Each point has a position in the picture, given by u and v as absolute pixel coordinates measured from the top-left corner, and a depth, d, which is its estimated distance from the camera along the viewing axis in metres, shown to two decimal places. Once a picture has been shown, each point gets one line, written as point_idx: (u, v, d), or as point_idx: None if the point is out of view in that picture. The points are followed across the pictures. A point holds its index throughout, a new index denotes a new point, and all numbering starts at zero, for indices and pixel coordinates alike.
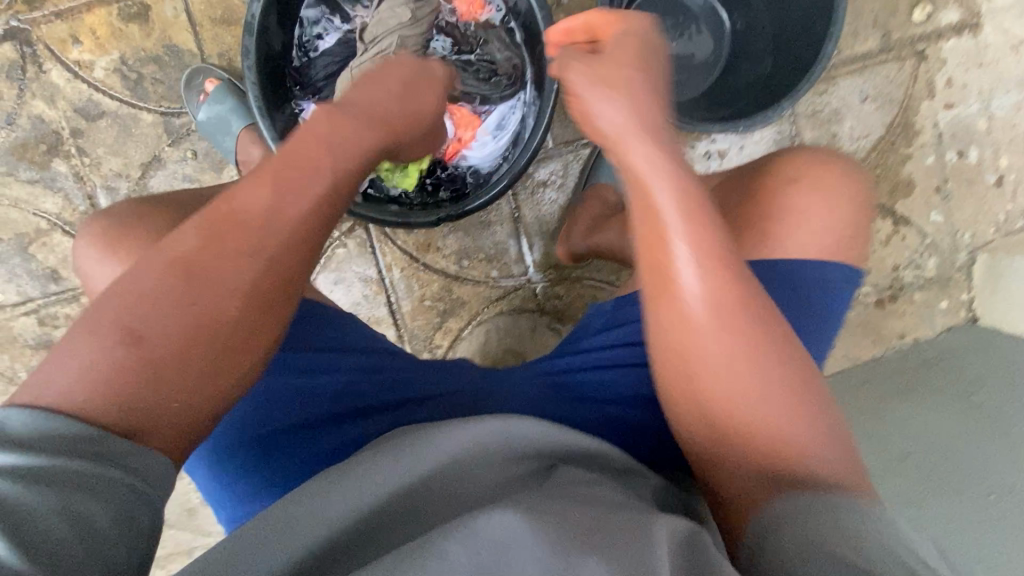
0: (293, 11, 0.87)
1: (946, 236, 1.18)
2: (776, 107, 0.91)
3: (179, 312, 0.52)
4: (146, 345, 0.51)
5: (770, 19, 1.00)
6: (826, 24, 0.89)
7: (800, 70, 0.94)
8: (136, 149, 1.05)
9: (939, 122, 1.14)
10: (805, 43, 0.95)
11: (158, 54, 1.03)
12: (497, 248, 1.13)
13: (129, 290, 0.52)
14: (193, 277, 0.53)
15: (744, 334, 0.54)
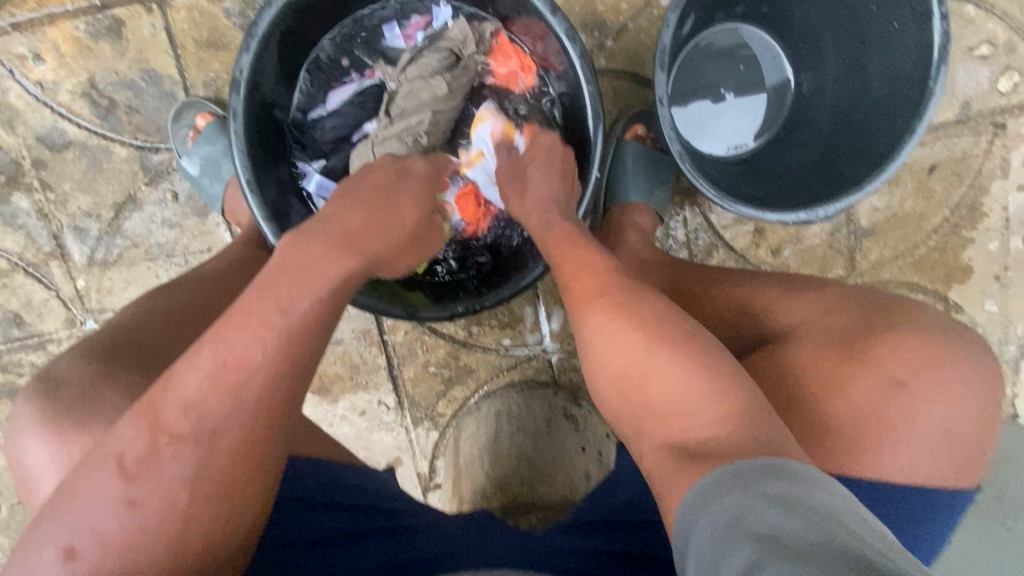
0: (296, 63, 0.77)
1: (999, 328, 1.08)
2: (836, 196, 0.76)
3: (127, 510, 0.43)
4: (100, 549, 0.42)
5: (840, 88, 0.87)
6: (912, 115, 0.74)
7: (868, 159, 0.79)
8: (108, 187, 0.92)
9: (1009, 205, 1.03)
10: (877, 125, 0.80)
11: (134, 79, 0.89)
12: (512, 315, 1.03)
13: (76, 486, 0.44)
14: (140, 475, 0.43)
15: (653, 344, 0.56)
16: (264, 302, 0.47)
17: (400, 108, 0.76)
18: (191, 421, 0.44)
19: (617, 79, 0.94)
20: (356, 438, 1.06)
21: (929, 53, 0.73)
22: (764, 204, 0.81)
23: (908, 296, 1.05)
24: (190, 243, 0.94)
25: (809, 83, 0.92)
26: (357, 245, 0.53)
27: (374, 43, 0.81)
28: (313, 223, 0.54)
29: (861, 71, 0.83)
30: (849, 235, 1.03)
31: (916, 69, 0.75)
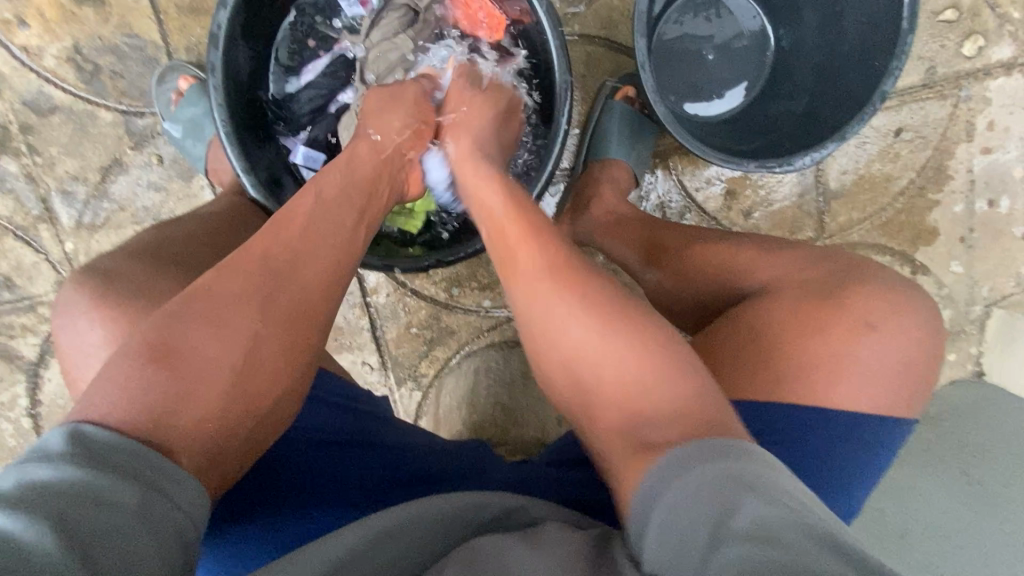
0: (264, 36, 0.78)
1: (964, 288, 1.11)
2: (815, 149, 0.80)
3: (209, 332, 0.50)
4: (179, 363, 0.48)
5: (819, 44, 0.89)
6: (888, 58, 0.77)
7: (848, 105, 0.82)
8: (95, 151, 0.94)
9: (974, 167, 1.06)
10: (856, 76, 0.83)
11: (117, 44, 0.91)
12: (492, 277, 1.06)
13: (151, 324, 0.50)
14: (223, 307, 0.51)
15: (607, 314, 0.53)
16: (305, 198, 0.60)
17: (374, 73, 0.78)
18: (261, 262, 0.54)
19: (590, 43, 0.96)
20: None
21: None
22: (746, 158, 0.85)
23: (876, 257, 1.08)
24: (175, 206, 0.97)
25: (789, 38, 0.95)
26: (372, 204, 0.65)
27: (332, 17, 0.83)
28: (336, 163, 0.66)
29: (836, 24, 0.86)
30: (819, 198, 1.06)
31: (890, 9, 0.77)
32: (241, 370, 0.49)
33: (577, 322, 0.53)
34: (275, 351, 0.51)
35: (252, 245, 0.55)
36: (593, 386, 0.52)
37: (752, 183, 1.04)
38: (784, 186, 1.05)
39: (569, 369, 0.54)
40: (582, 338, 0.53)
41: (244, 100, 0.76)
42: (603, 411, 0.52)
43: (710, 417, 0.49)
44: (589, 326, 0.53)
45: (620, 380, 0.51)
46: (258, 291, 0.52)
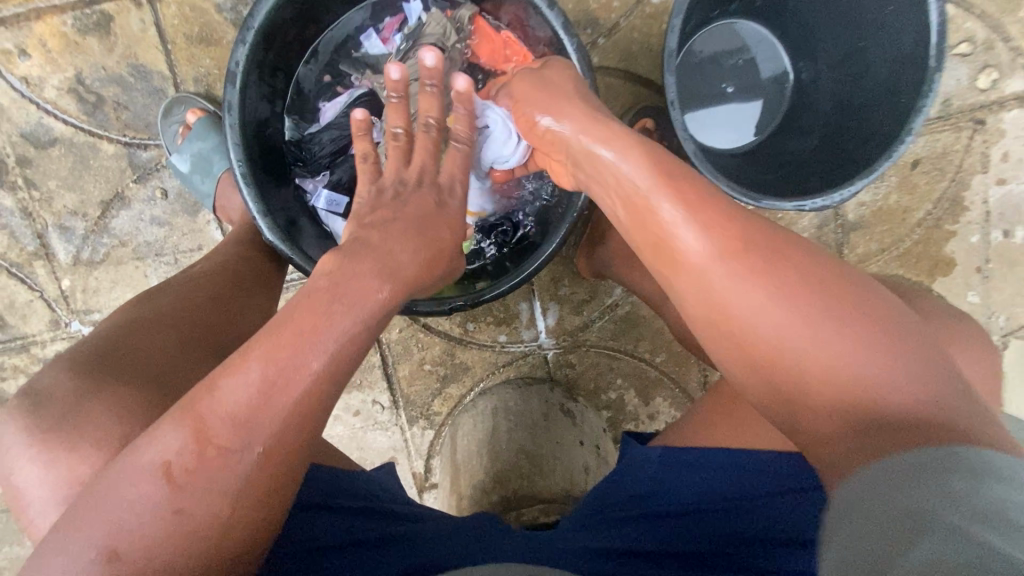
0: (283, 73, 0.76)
1: (981, 318, 1.11)
2: (845, 186, 0.78)
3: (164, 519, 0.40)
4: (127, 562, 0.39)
5: (841, 79, 0.89)
6: (915, 94, 0.76)
7: (877, 140, 0.81)
8: (96, 184, 0.90)
9: (989, 198, 1.06)
10: (880, 113, 0.82)
11: (122, 74, 0.88)
12: (508, 312, 1.03)
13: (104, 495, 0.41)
14: (183, 482, 0.41)
15: (744, 246, 0.49)
16: (303, 319, 0.45)
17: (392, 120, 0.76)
18: (235, 429, 0.41)
19: (609, 76, 0.95)
20: (351, 437, 1.05)
21: (925, 33, 0.75)
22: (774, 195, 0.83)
23: None
24: (180, 242, 0.93)
25: (810, 70, 0.94)
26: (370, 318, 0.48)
27: (353, 53, 0.81)
28: (356, 249, 0.50)
29: (858, 59, 0.85)
30: (838, 229, 1.05)
31: (916, 47, 0.77)
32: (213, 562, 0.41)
33: (753, 297, 0.47)
34: (247, 534, 0.42)
35: (213, 407, 0.42)
36: (778, 353, 0.46)
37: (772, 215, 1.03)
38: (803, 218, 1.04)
39: (733, 333, 0.48)
40: (773, 321, 0.46)
41: (259, 138, 0.73)
42: (794, 388, 0.46)
43: (942, 429, 0.41)
44: (785, 304, 0.46)
45: (803, 354, 0.45)
46: (219, 480, 0.41)
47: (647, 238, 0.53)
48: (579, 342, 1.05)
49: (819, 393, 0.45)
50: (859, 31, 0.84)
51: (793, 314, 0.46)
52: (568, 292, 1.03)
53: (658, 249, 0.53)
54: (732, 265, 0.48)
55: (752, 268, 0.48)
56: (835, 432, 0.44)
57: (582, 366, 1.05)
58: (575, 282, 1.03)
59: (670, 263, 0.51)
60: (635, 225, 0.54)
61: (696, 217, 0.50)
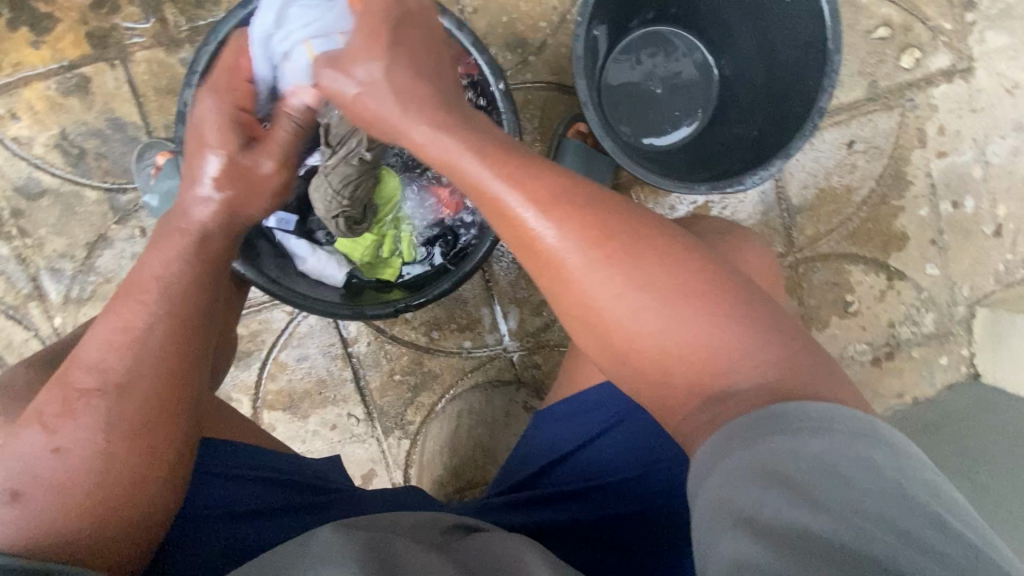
0: None
1: (944, 289, 1.11)
2: (766, 166, 0.82)
3: (57, 460, 0.48)
4: (30, 498, 0.47)
5: (759, 69, 0.94)
6: (820, 75, 0.81)
7: (792, 122, 0.86)
8: (81, 228, 0.99)
9: (932, 171, 1.09)
10: (794, 96, 0.87)
11: (101, 128, 0.98)
12: (470, 317, 1.07)
13: (4, 458, 0.48)
14: (62, 426, 0.49)
15: (604, 243, 0.49)
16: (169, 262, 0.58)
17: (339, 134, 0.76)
18: (116, 367, 0.52)
19: (542, 88, 1.02)
20: (330, 452, 1.08)
21: (819, 18, 0.80)
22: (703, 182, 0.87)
23: (850, 266, 1.09)
24: None
25: (731, 66, 1.00)
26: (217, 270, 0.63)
27: None
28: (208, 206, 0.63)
29: (770, 50, 0.91)
30: (783, 213, 1.08)
31: (814, 32, 0.82)
32: (101, 486, 0.48)
33: (627, 301, 0.48)
34: (126, 460, 0.50)
35: (87, 360, 0.52)
36: (660, 352, 0.47)
37: (715, 206, 1.06)
38: (749, 206, 1.07)
39: (612, 340, 0.49)
40: (653, 320, 0.47)
41: None
42: (668, 377, 0.47)
43: (805, 385, 0.44)
44: (662, 301, 0.47)
45: (670, 345, 0.47)
46: (93, 413, 0.50)
47: (509, 239, 0.53)
48: (543, 342, 1.08)
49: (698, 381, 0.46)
50: (766, 24, 0.90)
51: (654, 298, 0.47)
52: (526, 293, 1.08)
53: (529, 253, 0.52)
54: (609, 271, 0.49)
55: (620, 257, 0.49)
56: (699, 411, 0.46)
57: (547, 366, 1.08)
58: (532, 284, 1.08)
59: (551, 270, 0.50)
60: (504, 229, 0.53)
61: (563, 222, 0.50)
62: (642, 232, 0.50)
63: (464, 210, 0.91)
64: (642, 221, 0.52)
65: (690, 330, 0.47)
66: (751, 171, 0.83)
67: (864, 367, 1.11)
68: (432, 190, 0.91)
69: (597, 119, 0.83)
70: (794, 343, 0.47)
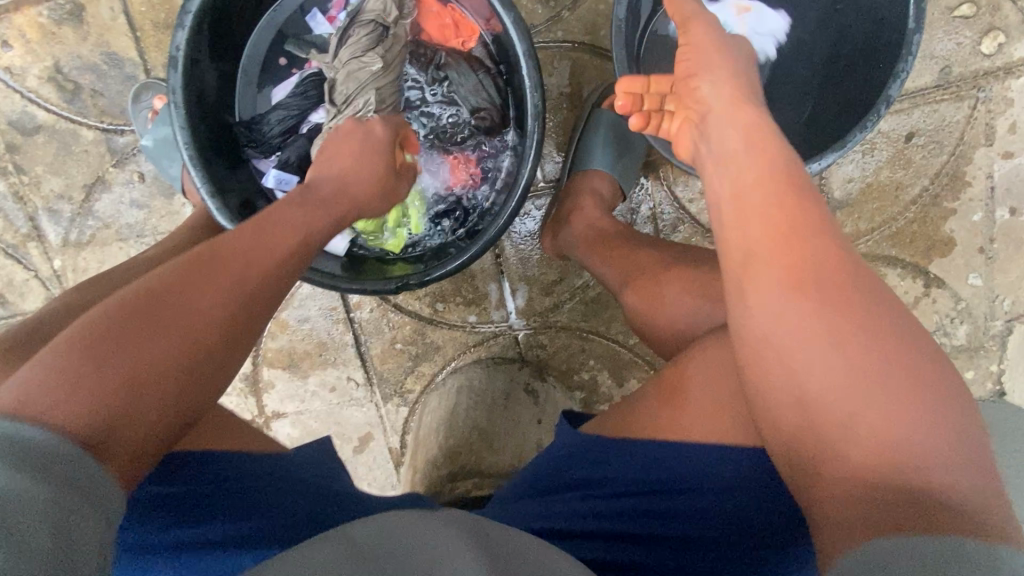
0: (229, 57, 0.76)
1: (983, 301, 1.04)
2: (819, 158, 0.74)
3: (158, 330, 0.44)
4: (117, 361, 0.42)
5: (821, 44, 0.85)
6: (894, 57, 0.71)
7: (852, 110, 0.77)
8: (78, 169, 0.95)
9: (995, 172, 0.98)
10: (859, 79, 0.78)
11: (96, 62, 0.91)
12: (477, 292, 1.03)
13: (99, 313, 0.44)
14: (174, 298, 0.46)
15: (810, 269, 0.44)
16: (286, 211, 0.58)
17: (344, 94, 0.72)
18: (232, 264, 0.50)
19: (575, 50, 0.92)
20: (328, 414, 1.08)
21: None
22: None
23: (886, 269, 1.02)
24: (158, 223, 0.97)
25: None
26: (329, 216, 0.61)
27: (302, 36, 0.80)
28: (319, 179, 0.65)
29: (838, 21, 0.81)
30: (822, 207, 1.00)
31: (893, 6, 0.72)
32: (189, 373, 0.45)
33: (807, 333, 0.43)
34: (219, 362, 0.47)
35: (220, 245, 0.51)
36: (822, 417, 0.41)
37: None
38: None
39: (791, 373, 0.43)
40: (830, 372, 0.41)
41: (210, 124, 0.74)
42: (833, 451, 0.41)
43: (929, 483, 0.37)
44: (846, 358, 0.41)
45: (860, 406, 0.40)
46: (212, 292, 0.48)
47: (735, 246, 0.50)
48: (551, 323, 1.05)
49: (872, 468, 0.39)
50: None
51: (861, 348, 0.41)
52: (536, 271, 1.03)
53: (740, 266, 0.48)
54: (797, 297, 0.44)
55: (829, 295, 0.43)
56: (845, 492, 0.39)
57: (553, 347, 1.05)
58: (545, 263, 1.02)
59: (742, 286, 0.47)
60: (729, 234, 0.51)
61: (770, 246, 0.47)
62: (869, 283, 0.44)
63: (480, 181, 0.84)
64: (875, 282, 0.44)
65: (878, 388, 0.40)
66: (801, 161, 0.75)
67: None
68: (446, 157, 0.83)
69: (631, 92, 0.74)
70: (973, 457, 0.38)
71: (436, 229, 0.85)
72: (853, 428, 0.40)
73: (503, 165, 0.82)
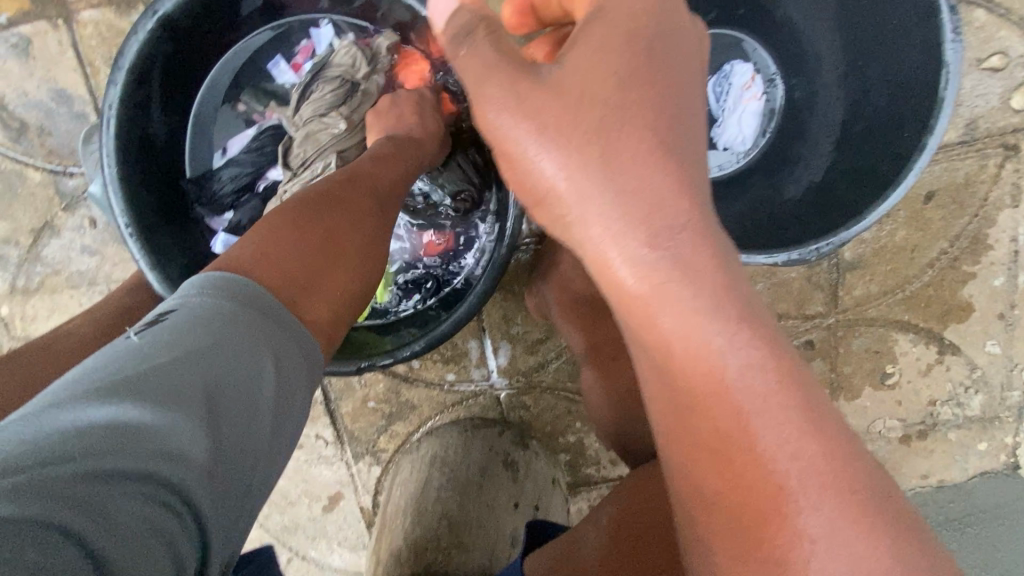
0: (170, 111, 0.68)
1: (1000, 370, 0.97)
2: (836, 235, 0.65)
3: (276, 296, 0.46)
4: (246, 336, 0.43)
5: (837, 100, 0.77)
6: (922, 127, 0.63)
7: (871, 181, 0.69)
8: (25, 212, 0.87)
9: (1020, 236, 0.91)
10: (880, 144, 0.70)
11: (43, 99, 0.83)
12: (456, 349, 0.96)
13: (207, 290, 0.44)
14: (268, 277, 0.47)
15: (731, 331, 0.37)
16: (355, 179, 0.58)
17: (301, 157, 0.68)
18: (316, 235, 0.52)
19: None
20: (295, 471, 1.01)
21: (935, 53, 0.61)
22: (748, 242, 0.71)
23: (897, 335, 0.95)
24: (112, 272, 0.90)
25: (802, 89, 0.81)
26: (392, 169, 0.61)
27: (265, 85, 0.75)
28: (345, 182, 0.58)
29: (858, 78, 0.73)
30: (831, 268, 0.92)
31: (923, 70, 0.64)
32: (321, 308, 0.50)
33: (751, 407, 0.37)
34: (333, 291, 0.51)
35: (291, 222, 0.52)
36: (766, 501, 0.37)
37: None
38: None
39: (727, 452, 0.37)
40: (771, 450, 0.37)
41: (150, 187, 0.66)
42: (766, 531, 0.37)
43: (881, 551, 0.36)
44: (788, 438, 0.37)
45: (789, 481, 0.37)
46: (307, 255, 0.50)
47: (639, 320, 0.39)
48: (534, 383, 0.97)
49: (872, 563, 0.36)
50: (862, 46, 0.71)
51: (778, 413, 0.37)
52: (521, 328, 0.95)
53: (648, 337, 0.39)
54: (768, 401, 0.37)
55: (753, 355, 0.37)
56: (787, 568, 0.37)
57: (537, 409, 0.98)
58: (529, 321, 0.95)
59: (667, 366, 0.38)
60: (639, 332, 0.39)
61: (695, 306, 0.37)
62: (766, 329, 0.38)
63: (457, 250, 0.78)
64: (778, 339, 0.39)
65: (804, 464, 0.37)
66: (814, 237, 0.67)
67: (890, 445, 1.00)
68: (423, 231, 0.77)
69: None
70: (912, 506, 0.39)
71: (403, 304, 0.79)
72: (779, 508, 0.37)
73: (480, 244, 0.77)
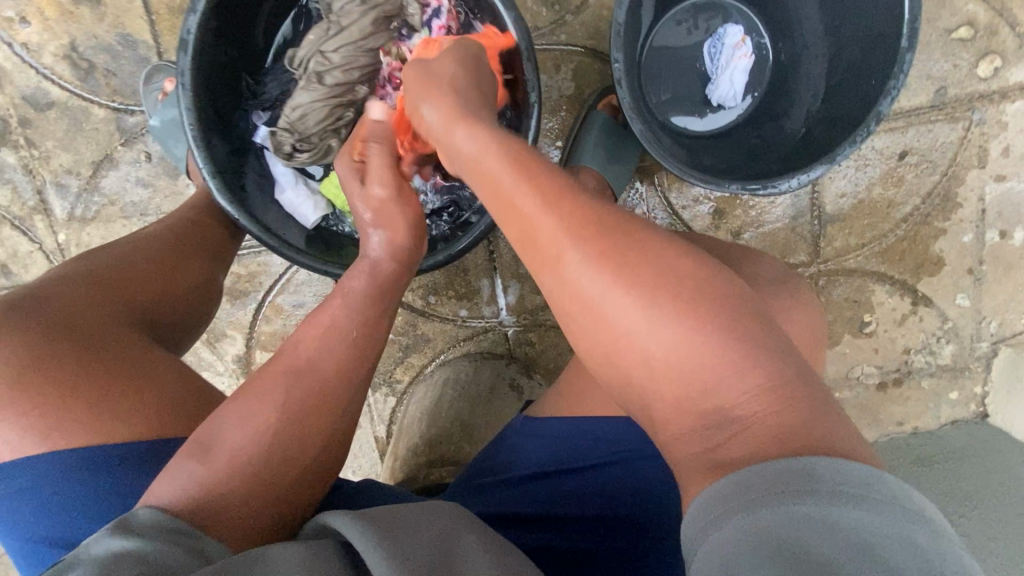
0: (239, 38, 0.79)
1: (970, 322, 1.05)
2: (809, 168, 0.75)
3: (282, 438, 0.52)
4: (243, 479, 0.50)
5: (817, 60, 0.86)
6: (887, 74, 0.73)
7: (843, 124, 0.78)
8: (88, 146, 0.97)
9: (986, 195, 1.00)
10: (854, 93, 0.79)
11: (111, 42, 0.94)
12: (469, 287, 1.05)
13: (236, 421, 0.52)
14: (284, 420, 0.53)
15: (589, 240, 0.45)
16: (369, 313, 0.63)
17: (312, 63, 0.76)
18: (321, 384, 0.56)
19: (577, 53, 0.95)
20: None
21: (897, 9, 0.71)
22: (733, 178, 0.80)
23: (874, 286, 1.03)
24: (162, 203, 0.99)
25: (788, 51, 0.91)
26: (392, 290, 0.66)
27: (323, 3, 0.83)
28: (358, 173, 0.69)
29: (835, 37, 0.83)
30: (814, 221, 1.01)
31: (888, 24, 0.73)
32: (295, 500, 0.52)
33: (620, 303, 0.44)
34: (315, 471, 0.54)
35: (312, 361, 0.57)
36: (656, 392, 0.44)
37: (743, 203, 1.00)
38: (778, 207, 1.01)
39: (620, 359, 0.45)
40: (643, 330, 0.43)
41: (215, 108, 0.76)
42: (671, 417, 0.43)
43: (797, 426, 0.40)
44: (663, 322, 0.43)
45: (670, 362, 0.42)
46: (311, 406, 0.54)
47: (515, 232, 0.50)
48: (540, 321, 1.06)
49: (784, 419, 0.40)
50: (840, 7, 0.80)
51: (654, 321, 0.43)
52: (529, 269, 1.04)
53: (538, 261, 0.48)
54: (642, 304, 0.43)
55: (610, 258, 0.45)
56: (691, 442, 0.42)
57: (541, 345, 1.06)
58: None
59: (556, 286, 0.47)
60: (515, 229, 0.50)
61: (570, 233, 0.46)
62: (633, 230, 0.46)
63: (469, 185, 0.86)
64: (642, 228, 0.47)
65: (690, 355, 0.42)
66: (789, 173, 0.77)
67: (867, 391, 1.07)
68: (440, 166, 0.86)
69: (630, 99, 0.75)
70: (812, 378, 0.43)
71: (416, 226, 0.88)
72: (673, 394, 0.43)
73: None
